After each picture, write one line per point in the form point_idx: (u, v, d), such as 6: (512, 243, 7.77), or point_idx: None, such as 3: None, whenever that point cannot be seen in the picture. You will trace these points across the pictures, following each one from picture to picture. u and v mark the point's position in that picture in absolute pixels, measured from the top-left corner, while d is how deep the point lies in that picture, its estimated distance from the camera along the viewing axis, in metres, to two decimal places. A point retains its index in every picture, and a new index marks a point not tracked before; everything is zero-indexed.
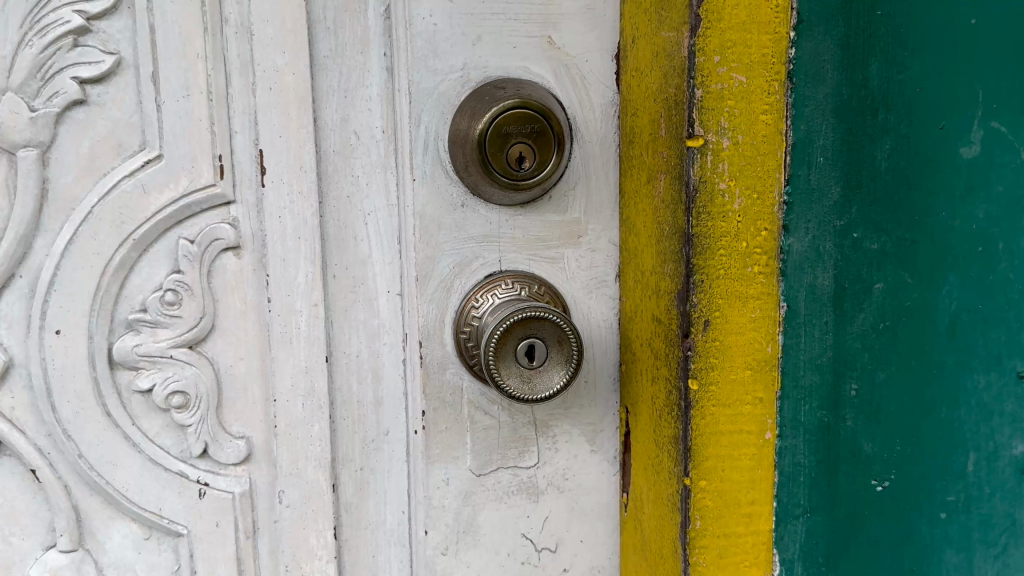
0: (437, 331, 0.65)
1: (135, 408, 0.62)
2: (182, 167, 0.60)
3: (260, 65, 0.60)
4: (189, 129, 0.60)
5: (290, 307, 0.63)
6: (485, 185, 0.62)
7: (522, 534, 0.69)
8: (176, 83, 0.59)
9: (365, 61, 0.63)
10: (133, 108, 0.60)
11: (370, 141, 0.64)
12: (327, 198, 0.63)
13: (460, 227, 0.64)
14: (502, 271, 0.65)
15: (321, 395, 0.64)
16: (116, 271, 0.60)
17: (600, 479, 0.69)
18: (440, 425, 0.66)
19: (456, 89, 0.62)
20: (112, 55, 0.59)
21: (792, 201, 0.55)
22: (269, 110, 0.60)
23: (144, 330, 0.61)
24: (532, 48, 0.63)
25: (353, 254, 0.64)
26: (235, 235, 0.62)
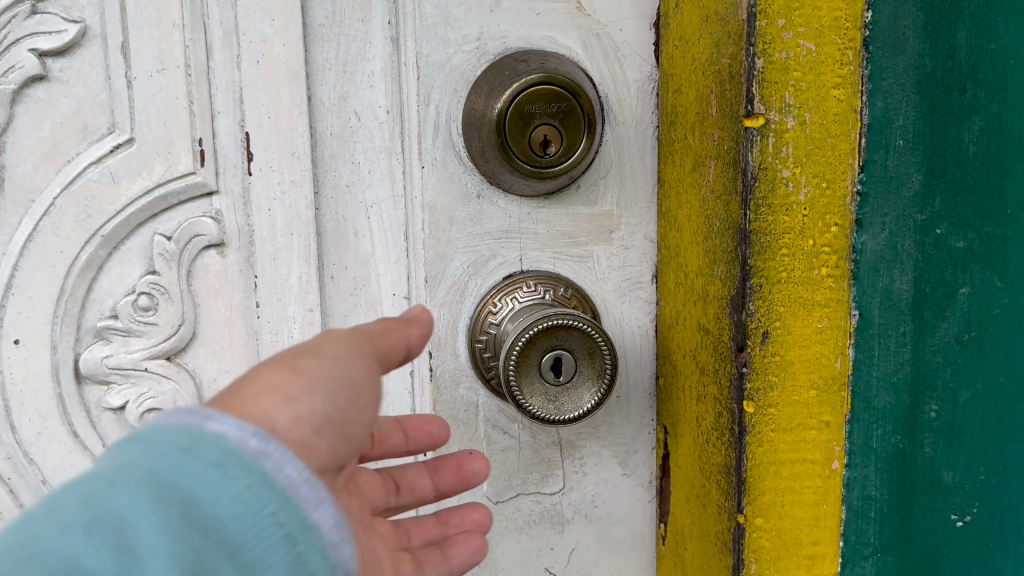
0: (448, 340, 0.57)
1: (107, 428, 0.55)
2: (157, 152, 0.52)
3: (245, 35, 0.52)
4: (164, 108, 0.52)
5: (282, 312, 0.55)
6: (504, 174, 0.54)
7: (545, 569, 0.61)
8: (149, 55, 0.51)
9: (366, 30, 0.54)
10: (101, 84, 0.51)
11: (372, 122, 0.55)
12: (323, 188, 0.55)
13: (476, 222, 0.56)
14: (524, 272, 0.57)
15: None
16: (82, 272, 0.52)
17: (633, 506, 0.61)
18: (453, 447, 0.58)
19: (471, 63, 0.54)
20: (77, 24, 0.50)
21: (868, 191, 0.47)
22: (255, 87, 0.52)
23: (116, 340, 0.54)
24: (558, 16, 0.55)
25: (353, 251, 0.56)
26: (218, 231, 0.54)
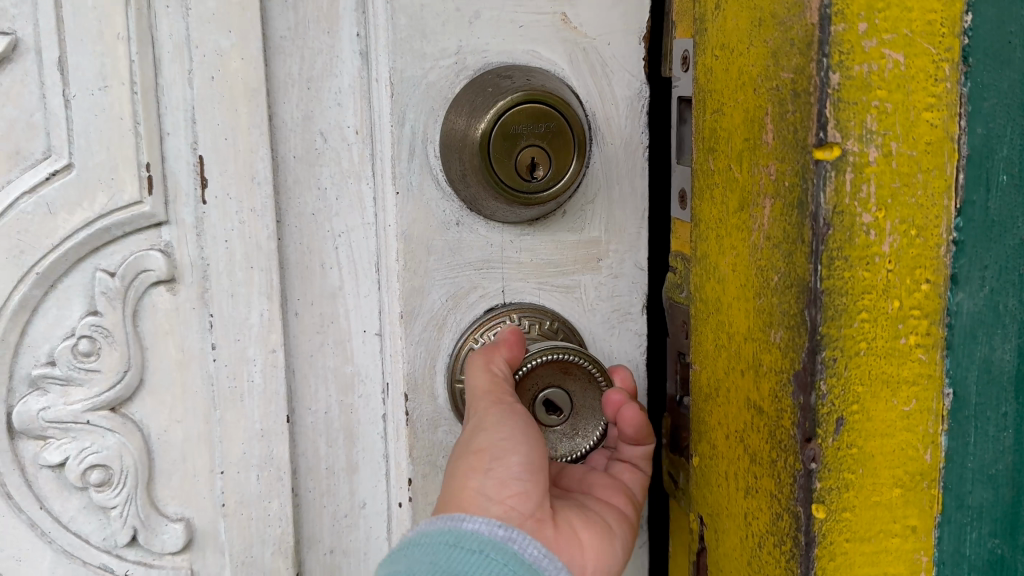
0: (425, 379, 0.52)
1: (44, 489, 0.49)
2: (99, 179, 0.47)
3: (199, 48, 0.47)
4: (107, 130, 0.46)
5: (242, 354, 0.50)
6: (485, 199, 0.49)
7: None
8: (89, 71, 0.46)
9: (333, 44, 0.50)
10: (33, 103, 0.46)
11: (340, 144, 0.50)
12: (287, 216, 0.50)
13: (455, 251, 0.51)
14: (506, 305, 0.53)
15: (279, 464, 0.51)
16: (14, 315, 0.47)
17: None
18: (431, 496, 0.53)
19: (449, 79, 0.50)
20: (6, 37, 0.45)
21: (970, 240, 0.36)
22: (210, 106, 0.47)
23: (53, 389, 0.48)
24: (542, 29, 0.51)
25: (318, 286, 0.51)
26: (169, 266, 0.48)
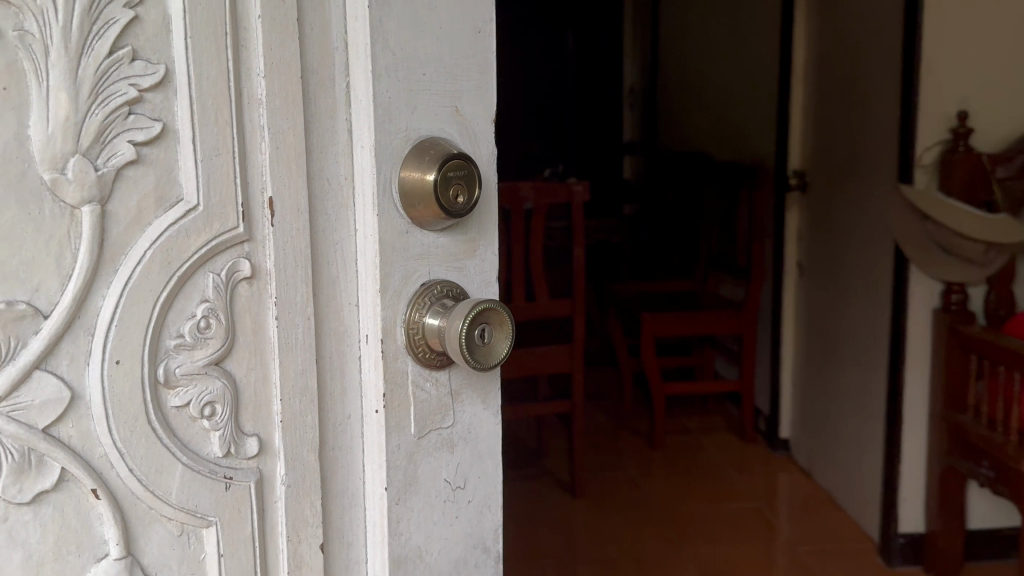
0: (390, 330, 0.84)
1: (173, 420, 0.77)
2: (215, 214, 0.76)
3: (271, 127, 0.78)
4: (219, 181, 0.76)
5: (292, 320, 0.81)
6: (425, 217, 0.82)
7: (443, 478, 0.89)
8: (210, 143, 0.75)
9: (336, 124, 0.82)
10: (172, 164, 0.75)
11: (340, 186, 0.82)
12: (316, 234, 0.82)
13: (405, 249, 0.83)
14: (431, 281, 0.85)
15: (312, 391, 0.83)
16: (164, 303, 0.75)
17: (490, 427, 0.92)
18: (394, 402, 0.85)
19: (401, 145, 0.81)
20: (158, 122, 0.73)
21: None
22: (277, 164, 0.78)
23: (183, 352, 0.77)
24: (445, 116, 0.84)
25: (326, 275, 0.83)
26: (251, 268, 0.79)
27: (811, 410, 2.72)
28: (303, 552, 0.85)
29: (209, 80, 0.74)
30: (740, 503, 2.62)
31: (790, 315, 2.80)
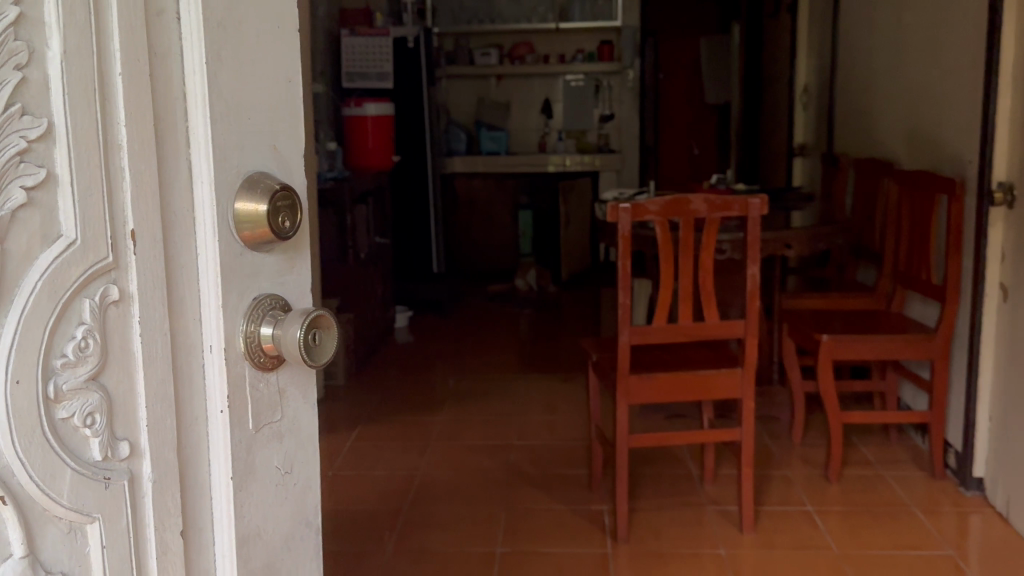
0: (230, 342, 0.80)
1: (60, 432, 0.70)
2: (89, 239, 0.70)
3: (130, 163, 0.72)
4: (91, 200, 0.70)
5: (153, 336, 0.75)
6: (255, 236, 0.80)
7: (274, 465, 0.86)
8: (80, 173, 0.69)
9: (182, 148, 0.77)
10: (54, 203, 0.68)
11: (182, 207, 0.77)
12: (174, 251, 0.77)
13: (238, 266, 0.80)
14: (257, 296, 0.82)
15: (172, 398, 0.78)
16: (49, 321, 0.68)
17: (309, 413, 0.90)
18: (237, 402, 0.82)
19: (228, 173, 0.79)
20: (41, 169, 0.67)
21: None
22: (137, 195, 0.73)
23: (67, 367, 0.70)
24: (263, 147, 0.82)
25: (178, 293, 0.77)
26: (121, 292, 0.73)
27: (1011, 457, 2.33)
28: (171, 545, 0.78)
29: (79, 109, 0.68)
30: (928, 551, 2.31)
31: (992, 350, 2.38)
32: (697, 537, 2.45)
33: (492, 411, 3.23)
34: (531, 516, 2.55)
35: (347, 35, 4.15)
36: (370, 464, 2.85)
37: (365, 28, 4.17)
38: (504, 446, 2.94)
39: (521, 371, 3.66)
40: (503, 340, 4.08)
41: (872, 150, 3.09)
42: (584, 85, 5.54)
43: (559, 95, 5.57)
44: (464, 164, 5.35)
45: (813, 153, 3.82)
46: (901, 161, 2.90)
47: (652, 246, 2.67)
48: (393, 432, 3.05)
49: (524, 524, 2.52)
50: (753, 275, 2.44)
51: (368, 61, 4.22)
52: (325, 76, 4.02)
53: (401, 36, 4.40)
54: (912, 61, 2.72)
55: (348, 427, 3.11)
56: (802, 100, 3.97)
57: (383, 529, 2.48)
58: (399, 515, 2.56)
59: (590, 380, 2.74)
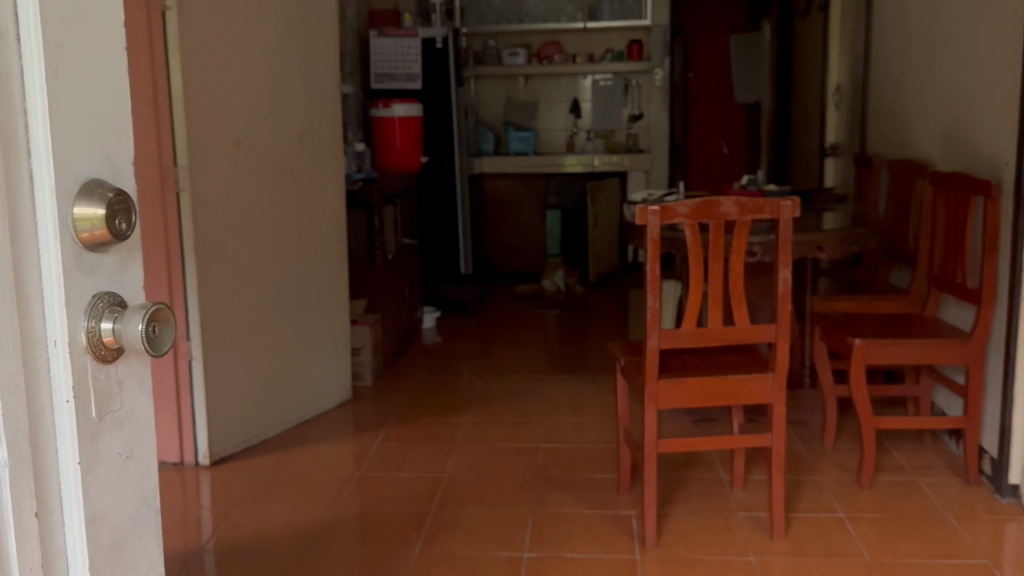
0: (70, 336, 0.83)
1: None
2: None
3: None
4: None
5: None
6: (89, 241, 0.84)
7: (116, 451, 0.89)
8: None
9: (19, 148, 0.80)
10: None
11: (19, 202, 0.80)
12: (16, 246, 0.80)
13: (77, 258, 0.83)
14: (97, 293, 0.86)
15: (14, 384, 0.80)
16: None
17: (145, 402, 0.93)
18: (81, 391, 0.85)
19: (65, 168, 0.82)
20: None
21: None
22: None
23: None
24: (97, 146, 0.86)
25: (22, 289, 0.80)
26: None
27: None
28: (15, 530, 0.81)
29: None
30: (962, 559, 2.22)
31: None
32: (725, 543, 2.36)
33: (521, 414, 3.31)
34: (557, 520, 2.48)
35: (375, 36, 4.44)
36: (399, 466, 2.86)
37: (393, 30, 4.46)
38: (530, 449, 2.98)
39: (550, 376, 3.74)
40: (531, 352, 4.10)
41: (916, 155, 3.19)
42: (612, 85, 5.69)
43: (589, 96, 5.74)
44: (491, 165, 5.51)
45: (847, 153, 4.07)
46: (939, 164, 2.96)
47: (677, 249, 2.67)
48: (420, 434, 3.13)
49: (550, 529, 2.44)
50: (787, 278, 2.33)
51: (395, 63, 4.49)
52: (352, 75, 4.37)
53: (429, 36, 4.52)
54: (953, 65, 2.82)
55: (375, 426, 3.22)
56: (833, 100, 4.24)
57: (408, 532, 2.42)
58: (424, 520, 2.50)
59: (617, 382, 2.65)
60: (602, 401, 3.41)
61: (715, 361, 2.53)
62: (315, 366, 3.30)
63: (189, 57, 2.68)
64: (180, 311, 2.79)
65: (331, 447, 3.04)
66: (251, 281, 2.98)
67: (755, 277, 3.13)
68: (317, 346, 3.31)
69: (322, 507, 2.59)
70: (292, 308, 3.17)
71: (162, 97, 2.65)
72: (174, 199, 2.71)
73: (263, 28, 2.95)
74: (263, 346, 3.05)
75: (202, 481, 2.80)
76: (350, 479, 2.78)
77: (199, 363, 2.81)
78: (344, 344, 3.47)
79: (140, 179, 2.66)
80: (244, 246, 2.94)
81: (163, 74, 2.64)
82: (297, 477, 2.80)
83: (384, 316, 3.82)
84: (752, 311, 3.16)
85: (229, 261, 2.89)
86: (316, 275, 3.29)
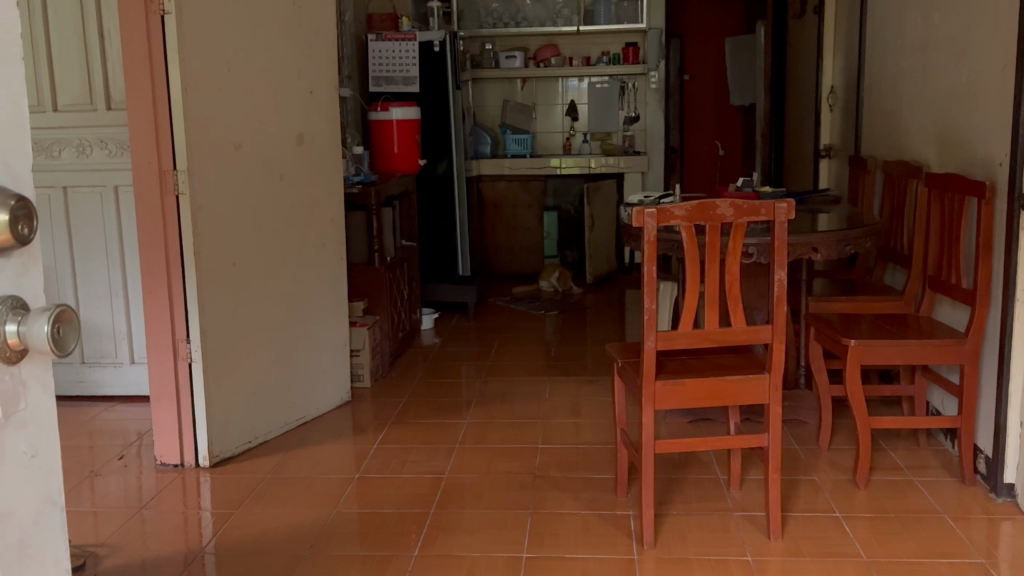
0: None
1: None
2: None
3: None
4: None
5: None
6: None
7: (21, 451, 0.92)
8: None
9: None
10: None
11: None
12: None
13: None
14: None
15: None
16: None
17: (47, 405, 0.96)
18: None
19: None
20: None
21: None
22: None
23: None
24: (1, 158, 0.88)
25: None
26: None
27: None
28: None
29: None
30: (959, 558, 2.24)
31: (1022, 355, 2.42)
32: (722, 543, 2.37)
33: (520, 415, 3.33)
34: (557, 521, 2.50)
35: (373, 40, 4.48)
36: (399, 468, 2.87)
37: (391, 34, 4.52)
38: (528, 450, 3.00)
39: (548, 376, 3.76)
40: (529, 353, 4.11)
41: (910, 156, 3.21)
42: (608, 87, 5.72)
43: (585, 97, 5.78)
44: (492, 166, 5.48)
45: (842, 154, 4.11)
46: (933, 166, 2.98)
47: (677, 251, 2.69)
48: (420, 436, 3.15)
49: (550, 530, 2.45)
50: (781, 279, 2.35)
51: (392, 66, 4.54)
52: (349, 78, 4.40)
53: (428, 40, 4.58)
54: (947, 67, 2.84)
55: (374, 428, 3.24)
56: (827, 101, 4.27)
57: (408, 533, 2.43)
58: (425, 521, 2.51)
59: (614, 384, 2.67)
60: (600, 402, 3.43)
61: (712, 362, 2.54)
62: (315, 368, 3.32)
63: (188, 61, 2.69)
64: (180, 313, 2.81)
65: (331, 449, 3.05)
66: (252, 284, 3.00)
67: (752, 279, 3.16)
68: (317, 349, 3.33)
69: (321, 509, 2.60)
70: (292, 311, 3.19)
71: (161, 102, 2.70)
72: (175, 202, 2.75)
73: (262, 32, 2.97)
74: (264, 348, 3.06)
75: (202, 482, 2.81)
76: (350, 480, 2.79)
77: (199, 365, 2.83)
78: (343, 345, 3.48)
79: (141, 180, 2.75)
80: (245, 249, 2.96)
81: (162, 79, 2.68)
82: (297, 478, 2.82)
83: (382, 318, 3.84)
84: (749, 312, 3.19)
85: (229, 265, 2.91)
86: (316, 277, 3.31)
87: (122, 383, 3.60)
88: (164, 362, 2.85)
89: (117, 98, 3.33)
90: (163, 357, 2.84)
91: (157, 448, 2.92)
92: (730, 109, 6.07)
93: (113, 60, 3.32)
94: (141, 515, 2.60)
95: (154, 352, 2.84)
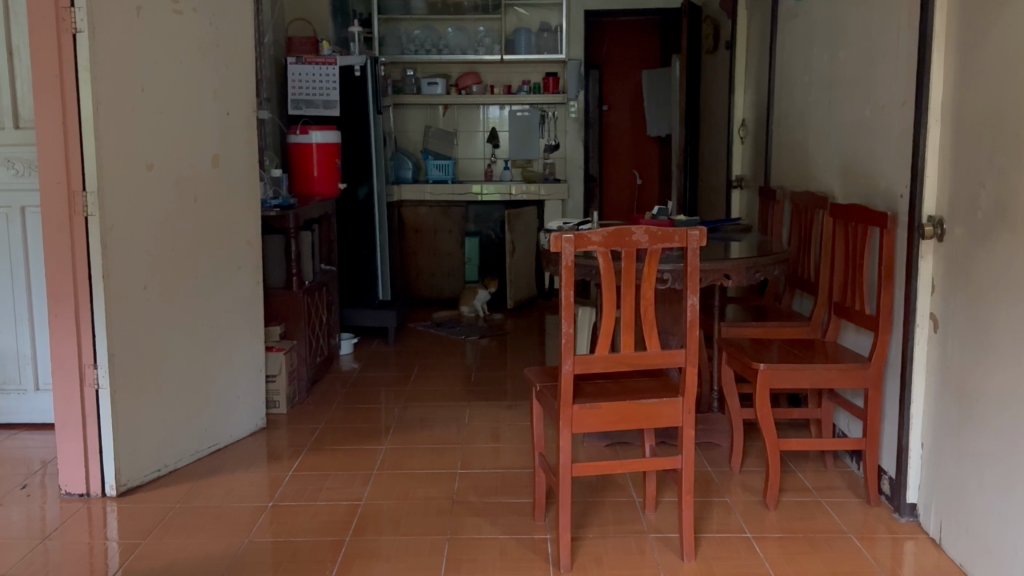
0: None
1: None
2: None
3: None
4: None
5: None
6: None
7: None
8: None
9: None
10: None
11: None
12: None
13: None
14: None
15: None
16: None
17: None
18: None
19: None
20: None
21: None
22: None
23: None
24: None
25: None
26: None
27: (946, 486, 2.40)
28: None
29: None
30: None
31: (923, 379, 2.52)
32: (637, 567, 2.40)
33: (438, 441, 3.32)
34: (474, 547, 2.49)
35: (294, 63, 4.51)
36: (314, 495, 2.83)
37: (311, 58, 4.56)
38: (447, 475, 2.99)
39: (467, 401, 3.76)
40: (448, 378, 4.11)
41: (816, 188, 3.33)
42: (529, 115, 5.80)
43: (506, 125, 5.85)
44: (412, 191, 5.51)
45: (753, 186, 4.23)
46: (839, 198, 3.10)
47: (594, 278, 2.73)
48: (338, 462, 3.11)
49: (468, 556, 2.44)
50: (693, 304, 2.41)
51: (312, 90, 4.57)
52: (267, 101, 4.38)
53: (348, 64, 4.57)
54: (852, 101, 2.95)
55: (290, 454, 3.20)
56: (739, 134, 4.40)
57: (324, 562, 2.40)
58: (340, 548, 2.48)
59: (532, 408, 2.69)
60: (519, 427, 3.44)
61: (626, 386, 2.58)
62: (228, 394, 3.26)
63: (101, 79, 2.64)
64: (88, 338, 2.74)
65: (244, 477, 2.99)
66: (162, 308, 2.93)
67: (667, 304, 3.23)
68: (230, 374, 3.27)
69: (232, 538, 2.55)
70: (203, 335, 3.12)
71: (71, 121, 2.64)
72: (84, 223, 2.69)
73: (178, 51, 2.93)
74: (174, 375, 2.99)
75: (109, 512, 2.73)
76: (263, 508, 2.75)
77: (107, 392, 2.76)
78: (257, 371, 3.43)
79: (48, 201, 2.68)
80: (155, 272, 2.90)
81: (72, 97, 2.62)
82: (208, 507, 2.76)
83: (300, 342, 3.80)
84: (664, 337, 3.26)
85: (139, 289, 2.84)
86: (229, 301, 3.25)
87: (27, 410, 3.48)
88: (70, 391, 2.76)
89: (26, 116, 3.24)
90: (69, 383, 2.76)
91: (61, 477, 2.83)
92: (647, 140, 6.19)
93: (22, 78, 3.23)
94: (43, 546, 2.51)
95: (59, 378, 2.76)
